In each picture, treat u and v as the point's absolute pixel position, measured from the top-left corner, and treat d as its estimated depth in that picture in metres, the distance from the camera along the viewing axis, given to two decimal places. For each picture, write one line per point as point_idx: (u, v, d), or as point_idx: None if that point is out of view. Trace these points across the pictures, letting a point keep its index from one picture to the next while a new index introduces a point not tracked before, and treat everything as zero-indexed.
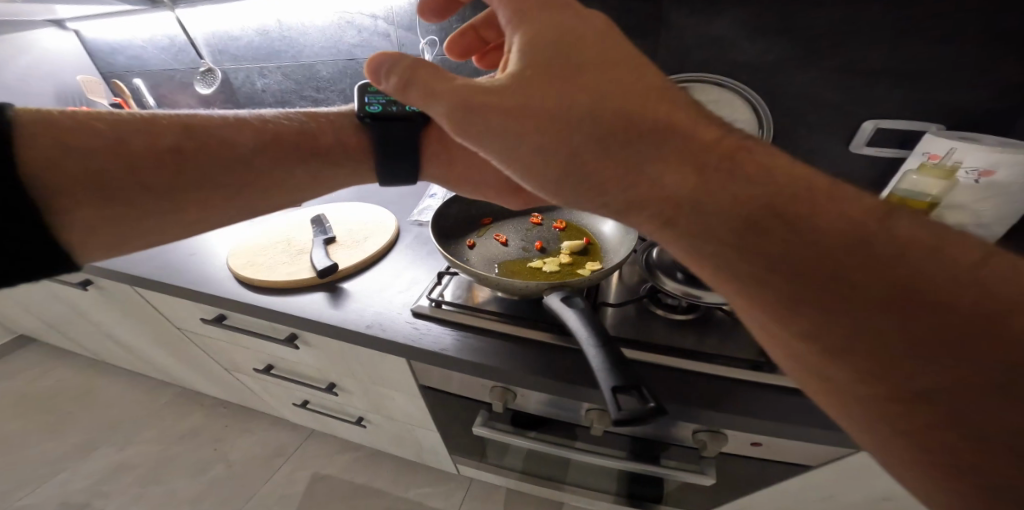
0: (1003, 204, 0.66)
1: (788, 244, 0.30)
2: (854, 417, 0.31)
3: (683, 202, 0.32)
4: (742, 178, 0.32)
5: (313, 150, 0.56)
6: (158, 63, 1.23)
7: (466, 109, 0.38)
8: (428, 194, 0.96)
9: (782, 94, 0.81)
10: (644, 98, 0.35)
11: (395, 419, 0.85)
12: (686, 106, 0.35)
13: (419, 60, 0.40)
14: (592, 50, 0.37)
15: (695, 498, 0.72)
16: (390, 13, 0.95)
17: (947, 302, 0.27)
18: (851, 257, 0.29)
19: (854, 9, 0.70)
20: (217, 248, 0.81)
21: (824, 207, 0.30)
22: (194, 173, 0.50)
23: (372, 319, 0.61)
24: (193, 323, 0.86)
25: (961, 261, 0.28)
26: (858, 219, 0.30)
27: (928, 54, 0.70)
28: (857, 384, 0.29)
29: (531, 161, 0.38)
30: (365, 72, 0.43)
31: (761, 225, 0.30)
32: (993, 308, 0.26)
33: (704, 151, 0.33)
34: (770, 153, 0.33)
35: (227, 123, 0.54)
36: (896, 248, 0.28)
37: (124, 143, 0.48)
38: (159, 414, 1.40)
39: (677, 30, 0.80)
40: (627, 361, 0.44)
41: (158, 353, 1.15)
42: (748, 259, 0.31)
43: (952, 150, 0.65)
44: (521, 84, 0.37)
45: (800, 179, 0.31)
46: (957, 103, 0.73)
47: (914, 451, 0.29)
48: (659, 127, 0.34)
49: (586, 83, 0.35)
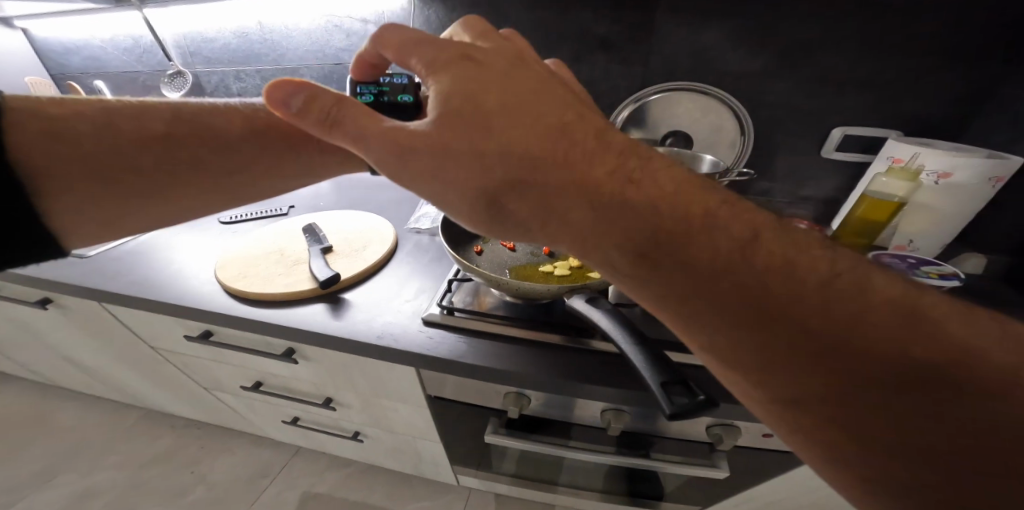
0: (958, 204, 0.72)
1: (676, 275, 0.32)
2: (801, 430, 0.32)
3: (589, 238, 0.34)
4: (633, 213, 0.33)
5: (302, 134, 0.57)
6: (119, 64, 1.17)
7: (389, 154, 0.37)
8: (421, 202, 0.94)
9: (764, 100, 0.85)
10: (552, 134, 0.35)
11: (395, 432, 0.83)
12: (590, 137, 0.35)
13: (341, 98, 0.38)
14: (512, 89, 0.36)
15: (700, 494, 0.74)
16: (380, 16, 0.94)
17: (811, 323, 0.30)
18: (729, 286, 0.31)
19: (827, 24, 0.76)
20: (204, 261, 0.77)
21: (704, 238, 0.32)
22: (184, 160, 0.53)
23: (381, 330, 0.60)
24: (174, 340, 0.81)
25: (822, 281, 0.31)
26: (732, 247, 0.32)
27: (888, 67, 0.77)
28: (799, 397, 0.31)
29: (453, 200, 0.38)
30: (265, 98, 0.38)
31: (698, 253, 0.32)
32: (852, 326, 0.29)
33: (602, 188, 0.34)
34: (662, 182, 0.34)
35: (218, 113, 0.56)
36: (765, 274, 0.31)
37: (113, 129, 0.51)
38: (125, 439, 1.30)
39: (668, 36, 0.83)
40: (665, 357, 0.47)
41: (125, 374, 1.07)
42: (678, 290, 0.33)
43: (916, 154, 0.71)
44: (452, 117, 0.36)
45: (687, 209, 0.33)
46: (919, 111, 0.79)
47: (854, 456, 0.31)
48: (593, 164, 0.34)
49: (497, 125, 0.35)
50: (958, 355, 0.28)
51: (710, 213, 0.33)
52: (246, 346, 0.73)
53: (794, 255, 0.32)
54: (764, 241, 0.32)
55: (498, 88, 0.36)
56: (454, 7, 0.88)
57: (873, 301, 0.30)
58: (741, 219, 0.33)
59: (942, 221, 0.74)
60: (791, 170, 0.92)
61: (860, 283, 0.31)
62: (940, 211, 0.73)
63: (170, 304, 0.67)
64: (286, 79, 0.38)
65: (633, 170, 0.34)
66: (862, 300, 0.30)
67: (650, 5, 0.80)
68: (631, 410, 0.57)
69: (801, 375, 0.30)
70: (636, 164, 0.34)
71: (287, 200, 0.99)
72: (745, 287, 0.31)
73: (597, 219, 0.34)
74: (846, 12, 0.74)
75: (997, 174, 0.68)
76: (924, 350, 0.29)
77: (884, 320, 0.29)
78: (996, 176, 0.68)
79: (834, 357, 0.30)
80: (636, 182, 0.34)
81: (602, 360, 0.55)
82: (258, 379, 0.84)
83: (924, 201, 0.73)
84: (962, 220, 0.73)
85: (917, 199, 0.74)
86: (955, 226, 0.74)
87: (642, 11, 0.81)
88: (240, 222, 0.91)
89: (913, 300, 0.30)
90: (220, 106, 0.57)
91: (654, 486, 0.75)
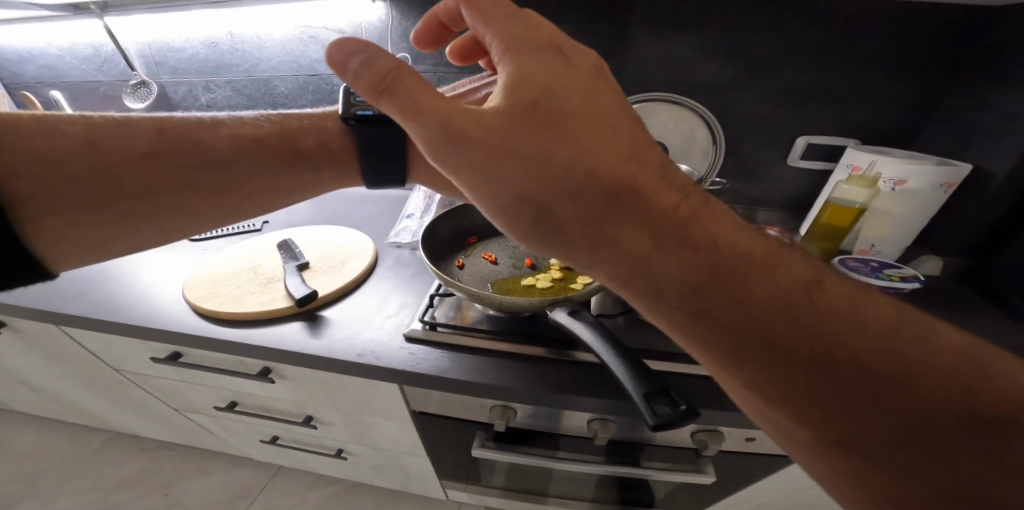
0: (913, 211, 0.76)
1: (742, 311, 0.32)
2: (810, 448, 0.34)
3: (644, 269, 0.34)
4: (702, 250, 0.33)
5: (296, 155, 0.56)
6: (78, 74, 1.12)
7: (441, 132, 0.35)
8: (402, 215, 0.94)
9: (735, 113, 0.89)
10: (622, 159, 0.34)
11: (381, 449, 0.82)
12: (659, 169, 0.35)
13: (400, 64, 0.36)
14: (570, 102, 0.35)
15: (687, 498, 0.75)
16: (357, 28, 0.94)
17: (875, 365, 0.31)
18: (795, 323, 0.32)
19: (791, 38, 0.79)
20: (171, 280, 0.74)
21: (773, 277, 0.33)
22: (165, 178, 0.51)
23: (362, 348, 0.59)
24: (140, 362, 0.78)
25: (888, 329, 0.32)
26: (802, 289, 0.32)
27: (849, 81, 0.81)
28: (817, 421, 0.32)
29: (496, 204, 0.37)
30: (327, 59, 0.37)
31: (746, 281, 0.32)
32: (909, 371, 0.31)
33: (669, 222, 0.34)
34: (730, 222, 0.34)
35: (203, 128, 0.54)
36: (833, 316, 0.32)
37: (97, 145, 0.49)
38: (90, 466, 1.23)
39: (643, 49, 0.85)
40: (647, 368, 0.48)
41: (87, 398, 1.02)
42: (724, 311, 0.33)
43: (873, 162, 0.75)
44: (507, 117, 0.35)
45: (759, 250, 0.33)
46: (878, 122, 0.84)
47: (854, 474, 0.33)
48: (642, 188, 0.34)
49: (552, 137, 0.34)
50: (1007, 415, 0.30)
51: (776, 256, 0.34)
52: (218, 367, 0.71)
53: (860, 299, 0.33)
54: (832, 285, 0.33)
55: (567, 99, 0.35)
56: None
57: (937, 353, 0.31)
58: (806, 263, 0.34)
59: (900, 225, 0.78)
60: (762, 178, 0.95)
61: (927, 336, 0.32)
62: (898, 215, 0.77)
63: (136, 327, 0.65)
64: (350, 39, 0.37)
65: (703, 207, 0.35)
66: (927, 351, 0.31)
67: (624, 19, 0.82)
68: (617, 419, 0.58)
69: (853, 412, 0.31)
70: (704, 203, 0.35)
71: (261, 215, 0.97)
72: (788, 316, 0.32)
73: (657, 252, 0.33)
74: (808, 27, 0.78)
75: (948, 180, 0.72)
76: (971, 402, 0.30)
77: (945, 371, 0.31)
78: (947, 183, 0.73)
79: (892, 400, 0.31)
80: (706, 220, 0.34)
81: (586, 371, 0.56)
82: (234, 400, 0.81)
83: (882, 206, 0.77)
84: (918, 224, 0.77)
85: (877, 205, 0.78)
86: (912, 230, 0.78)
87: (616, 24, 0.83)
88: (211, 238, 0.89)
89: (975, 354, 0.31)
90: (208, 121, 0.55)
91: (643, 493, 0.76)
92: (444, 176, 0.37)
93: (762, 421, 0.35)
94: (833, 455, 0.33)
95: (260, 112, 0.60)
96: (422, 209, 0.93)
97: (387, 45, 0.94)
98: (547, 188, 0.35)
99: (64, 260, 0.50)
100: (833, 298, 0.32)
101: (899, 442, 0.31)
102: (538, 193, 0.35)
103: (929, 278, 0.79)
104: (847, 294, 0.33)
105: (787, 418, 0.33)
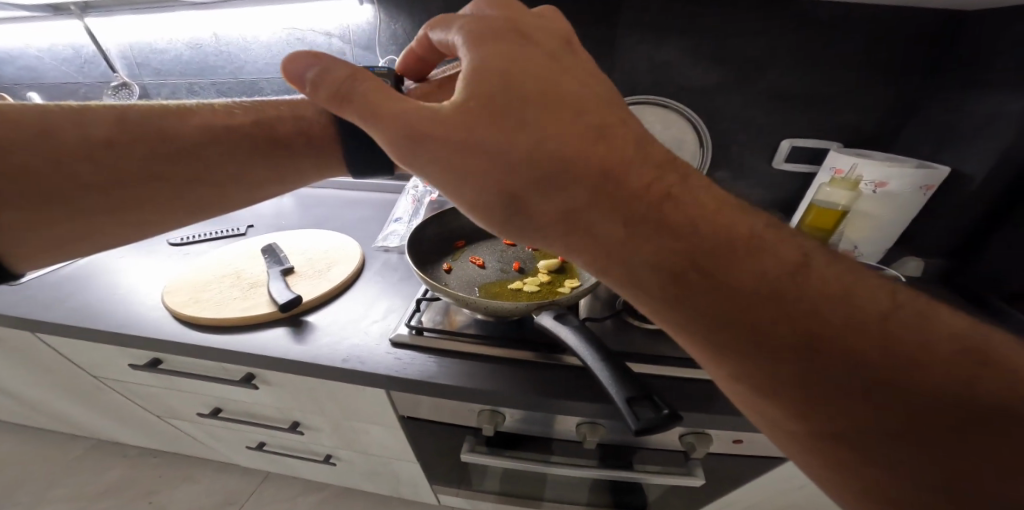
0: (893, 213, 0.77)
1: (714, 296, 0.32)
2: (803, 442, 0.33)
3: (616, 256, 0.34)
4: (672, 232, 0.32)
5: (274, 142, 0.56)
6: (58, 75, 1.11)
7: (404, 134, 0.36)
8: (390, 218, 0.93)
9: (721, 116, 0.89)
10: (589, 140, 0.34)
11: (371, 454, 0.81)
12: (629, 145, 0.35)
13: (356, 71, 0.37)
14: (532, 85, 0.35)
15: (678, 500, 0.75)
16: (344, 30, 0.93)
17: (860, 350, 0.30)
18: (772, 308, 0.31)
19: (773, 42, 0.80)
20: (151, 285, 0.73)
21: (749, 260, 0.32)
22: (134, 168, 0.51)
23: (348, 353, 0.59)
24: (119, 368, 0.76)
25: (873, 310, 0.30)
26: (782, 272, 0.31)
27: (832, 85, 0.82)
28: (804, 411, 0.31)
29: (470, 197, 0.37)
30: (285, 78, 0.38)
31: (717, 263, 0.32)
32: (896, 354, 0.29)
33: (638, 205, 0.33)
34: (702, 201, 0.34)
35: (170, 117, 0.53)
36: (814, 299, 0.31)
37: (53, 135, 0.48)
38: (71, 474, 1.21)
39: (629, 52, 0.86)
40: (630, 371, 0.48)
41: (66, 405, 1.00)
42: (696, 297, 0.32)
43: (854, 165, 0.76)
44: (466, 111, 0.35)
45: (733, 228, 0.32)
46: (861, 126, 0.85)
47: (856, 469, 0.32)
48: (608, 170, 0.34)
49: (514, 124, 0.34)
50: (1009, 397, 0.28)
51: (756, 237, 0.32)
52: (199, 373, 0.70)
53: (844, 280, 0.31)
54: (816, 267, 0.32)
55: (528, 82, 0.35)
56: (421, 21, 0.88)
57: (927, 334, 0.30)
58: (789, 244, 0.33)
59: (881, 227, 0.79)
60: (749, 182, 0.96)
61: (916, 316, 0.30)
62: (879, 217, 0.78)
63: (111, 332, 0.64)
64: (304, 52, 0.38)
65: (674, 186, 0.34)
66: (917, 332, 0.30)
67: (608, 22, 0.83)
68: (606, 423, 0.58)
69: (839, 401, 0.30)
70: (676, 180, 0.34)
71: (246, 219, 0.96)
72: (762, 301, 0.31)
73: (628, 237, 0.33)
74: (789, 31, 0.79)
75: (927, 183, 0.74)
76: (967, 383, 0.29)
77: (937, 353, 0.29)
78: (926, 185, 0.74)
79: (880, 384, 0.29)
80: (676, 200, 0.33)
81: (573, 374, 0.56)
82: (217, 406, 0.80)
83: (864, 208, 0.79)
84: (899, 227, 0.79)
85: (858, 207, 0.79)
86: (892, 232, 0.80)
87: (603, 27, 0.84)
88: (194, 243, 0.88)
89: (970, 332, 0.30)
90: (173, 107, 0.54)
91: (636, 496, 0.76)
92: (415, 176, 0.38)
93: (749, 411, 0.35)
94: (827, 448, 0.32)
95: (231, 100, 0.59)
96: (411, 213, 0.92)
97: (375, 48, 0.94)
98: (517, 178, 0.35)
99: (34, 257, 0.50)
100: (813, 280, 0.31)
101: (893, 429, 0.30)
102: (509, 183, 0.35)
103: (910, 280, 0.80)
104: (828, 276, 0.31)
105: (776, 409, 0.33)
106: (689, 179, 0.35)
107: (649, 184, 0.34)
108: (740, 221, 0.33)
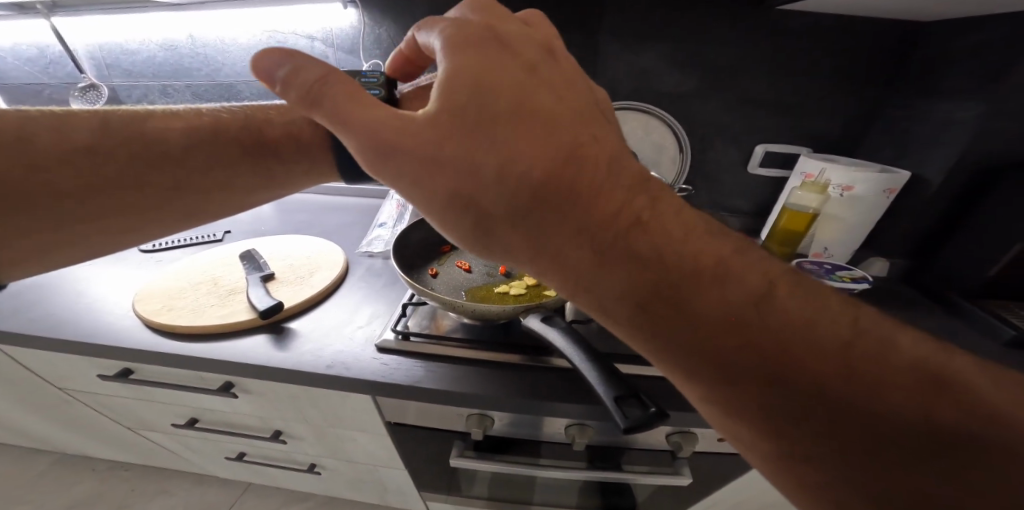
0: (859, 217, 0.80)
1: (684, 325, 0.32)
2: (771, 464, 0.34)
3: (587, 282, 0.34)
4: (640, 258, 0.33)
5: (258, 145, 0.54)
6: (20, 75, 1.07)
7: (377, 145, 0.35)
8: (375, 223, 0.92)
9: (701, 121, 0.91)
10: (562, 163, 0.33)
11: (357, 462, 0.80)
12: (605, 170, 0.34)
13: (327, 72, 0.36)
14: (513, 100, 0.34)
15: (666, 501, 0.76)
16: (327, 34, 0.92)
17: (821, 379, 0.30)
18: (734, 337, 0.31)
19: (749, 49, 0.82)
20: (122, 296, 0.71)
21: (716, 288, 0.32)
22: (106, 174, 0.49)
23: (332, 359, 0.58)
24: (89, 380, 0.74)
25: (834, 338, 0.31)
26: (748, 299, 0.32)
27: (804, 93, 0.85)
28: (770, 436, 0.32)
29: (441, 214, 0.37)
30: (252, 71, 0.37)
31: (690, 293, 0.32)
32: (859, 384, 0.30)
33: (607, 232, 0.33)
34: (673, 227, 0.33)
35: (139, 122, 0.51)
36: (777, 327, 0.31)
37: (27, 141, 0.46)
38: (33, 489, 1.15)
39: (609, 57, 0.87)
40: (617, 370, 0.48)
41: (31, 419, 0.96)
42: (665, 326, 0.33)
43: (823, 169, 0.79)
44: (441, 128, 0.34)
45: (700, 256, 0.32)
46: (833, 130, 0.88)
47: (821, 493, 0.32)
48: (576, 194, 0.33)
49: (491, 147, 0.34)
50: (961, 423, 0.29)
51: (723, 263, 0.32)
52: (175, 383, 0.68)
53: (807, 308, 0.32)
54: (782, 296, 0.32)
55: (506, 97, 0.34)
56: (405, 26, 0.88)
57: (888, 362, 0.30)
58: (758, 273, 0.32)
59: (848, 229, 0.82)
60: (728, 186, 0.98)
61: (876, 343, 0.31)
62: (846, 220, 0.81)
63: (73, 342, 0.62)
64: (279, 49, 0.36)
65: (645, 211, 0.33)
66: (878, 359, 0.30)
67: (590, 30, 0.84)
68: (595, 424, 0.58)
69: (803, 428, 0.31)
70: (647, 206, 0.34)
71: (223, 225, 0.95)
72: (732, 332, 0.31)
73: (596, 262, 0.34)
74: (764, 40, 0.81)
75: (889, 187, 0.76)
76: (923, 411, 0.29)
77: (896, 381, 0.30)
78: (888, 189, 0.77)
79: (848, 416, 0.30)
80: (646, 225, 0.33)
81: (557, 376, 0.56)
82: (194, 416, 0.78)
83: (833, 211, 0.81)
84: (865, 227, 0.81)
85: (827, 210, 0.81)
86: (859, 235, 0.82)
87: (583, 34, 0.85)
88: (168, 249, 0.86)
89: (933, 358, 0.31)
90: (149, 110, 0.53)
91: (625, 497, 0.76)
92: (388, 188, 0.37)
93: (718, 433, 0.35)
94: (793, 469, 0.33)
95: (212, 103, 0.58)
96: (395, 217, 0.91)
97: (359, 51, 0.93)
98: (489, 200, 0.35)
99: (9, 270, 0.49)
100: (781, 309, 0.31)
101: (860, 455, 0.31)
102: (480, 207, 0.35)
103: (879, 279, 0.83)
104: (797, 306, 0.32)
105: (745, 432, 0.33)
106: (669, 196, 0.35)
107: (621, 207, 0.33)
108: (709, 243, 0.33)
